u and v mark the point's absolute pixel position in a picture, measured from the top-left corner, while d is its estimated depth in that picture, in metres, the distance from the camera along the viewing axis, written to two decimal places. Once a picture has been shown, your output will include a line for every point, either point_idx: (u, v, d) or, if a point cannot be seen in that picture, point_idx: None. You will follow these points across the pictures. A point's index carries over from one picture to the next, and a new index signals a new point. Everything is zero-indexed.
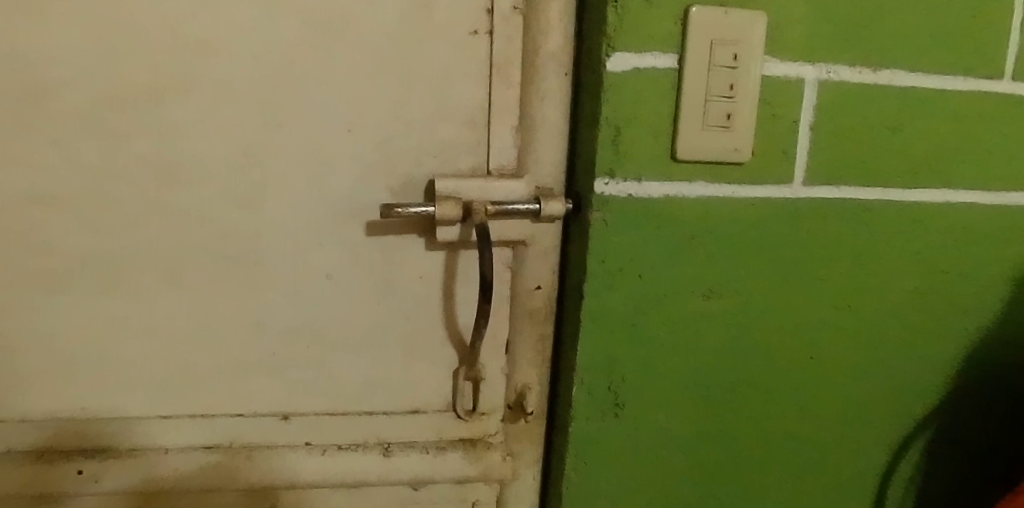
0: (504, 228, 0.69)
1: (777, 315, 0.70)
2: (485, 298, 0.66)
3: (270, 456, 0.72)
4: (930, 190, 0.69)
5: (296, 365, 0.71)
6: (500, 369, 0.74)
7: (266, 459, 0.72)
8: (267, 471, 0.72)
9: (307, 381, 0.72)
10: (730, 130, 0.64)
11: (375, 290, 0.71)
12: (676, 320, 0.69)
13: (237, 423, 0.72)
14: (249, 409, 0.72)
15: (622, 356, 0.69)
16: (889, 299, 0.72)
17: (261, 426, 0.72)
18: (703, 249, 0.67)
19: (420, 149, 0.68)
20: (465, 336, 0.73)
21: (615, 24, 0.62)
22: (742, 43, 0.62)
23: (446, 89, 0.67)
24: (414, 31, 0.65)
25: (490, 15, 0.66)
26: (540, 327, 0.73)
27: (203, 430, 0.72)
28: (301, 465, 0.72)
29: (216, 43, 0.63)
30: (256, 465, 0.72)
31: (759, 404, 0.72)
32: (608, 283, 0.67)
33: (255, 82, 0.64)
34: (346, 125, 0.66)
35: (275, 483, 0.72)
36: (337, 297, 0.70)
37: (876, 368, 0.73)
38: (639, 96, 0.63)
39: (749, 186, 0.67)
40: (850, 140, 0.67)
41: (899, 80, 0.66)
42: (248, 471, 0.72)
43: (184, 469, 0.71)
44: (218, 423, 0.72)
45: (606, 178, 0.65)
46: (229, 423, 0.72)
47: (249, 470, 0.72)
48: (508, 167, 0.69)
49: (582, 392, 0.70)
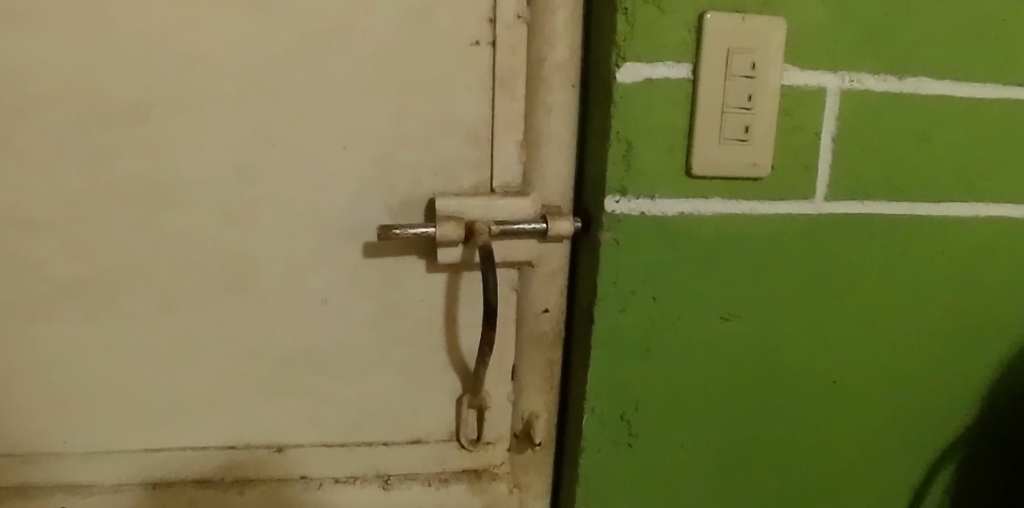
0: (510, 249, 0.65)
1: (801, 338, 0.66)
2: (489, 324, 0.62)
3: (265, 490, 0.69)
4: (960, 204, 0.66)
5: (291, 394, 0.68)
6: (506, 396, 0.70)
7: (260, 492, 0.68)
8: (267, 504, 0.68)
9: (302, 412, 0.68)
10: (748, 143, 0.60)
11: (374, 314, 0.67)
12: (693, 344, 0.65)
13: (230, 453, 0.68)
14: (242, 439, 0.68)
15: (636, 383, 0.65)
16: (918, 319, 0.68)
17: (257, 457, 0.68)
18: (721, 269, 0.64)
19: (420, 167, 0.64)
20: (469, 362, 0.69)
21: (625, 32, 0.58)
22: (759, 51, 0.59)
23: (447, 103, 0.63)
24: (413, 43, 0.62)
25: (492, 24, 0.62)
26: (548, 352, 0.69)
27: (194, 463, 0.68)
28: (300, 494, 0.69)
29: (203, 56, 0.60)
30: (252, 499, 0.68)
31: (784, 431, 0.68)
32: (620, 306, 0.63)
33: (246, 98, 0.61)
34: (342, 142, 0.63)
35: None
36: (334, 323, 0.67)
37: (905, 392, 0.69)
38: (652, 109, 0.60)
39: (769, 202, 0.63)
40: (876, 152, 0.63)
41: (927, 88, 0.63)
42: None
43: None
44: (206, 453, 0.68)
45: (616, 196, 0.61)
46: (221, 452, 0.68)
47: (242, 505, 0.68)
48: (512, 185, 0.65)
49: (592, 422, 0.66)
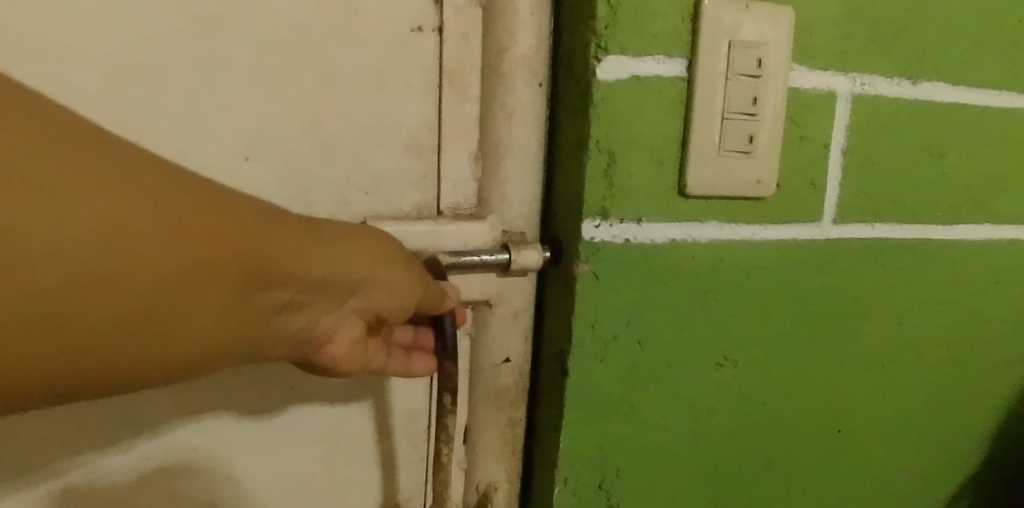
0: (462, 288, 0.51)
1: (809, 380, 0.57)
2: (444, 349, 0.44)
3: (268, 323, 0.38)
4: (973, 226, 0.59)
5: (180, 485, 0.48)
6: (457, 463, 0.55)
7: (274, 328, 0.39)
8: (329, 265, 0.39)
9: (203, 456, 0.49)
10: (752, 156, 0.50)
11: (284, 386, 0.50)
12: (683, 396, 0.54)
13: (97, 446, 0.46)
14: (127, 437, 0.47)
15: (619, 445, 0.53)
16: (929, 357, 0.60)
17: (165, 400, 0.47)
18: (720, 305, 0.53)
19: (347, 183, 0.49)
20: (413, 425, 0.53)
21: (607, 18, 0.47)
22: (766, 46, 0.49)
23: (385, 104, 0.49)
24: (341, 25, 0.47)
25: (439, 7, 0.49)
26: (510, 410, 0.55)
27: (28, 470, 0.45)
28: (344, 359, 0.43)
29: (47, 38, 0.42)
30: (252, 299, 0.36)
31: (785, 488, 0.59)
32: (599, 355, 0.51)
33: (110, 91, 0.43)
34: (245, 151, 0.47)
35: (306, 339, 0.41)
36: (235, 394, 0.49)
37: (914, 438, 0.62)
38: (639, 112, 0.49)
39: (771, 225, 0.53)
40: (887, 169, 0.55)
41: (941, 94, 0.56)
42: (224, 354, 0.36)
43: (29, 170, 0.28)
44: (59, 448, 0.45)
45: (596, 219, 0.49)
46: (82, 468, 0.46)
47: (237, 318, 0.36)
48: (465, 206, 0.52)
49: (566, 496, 0.53)
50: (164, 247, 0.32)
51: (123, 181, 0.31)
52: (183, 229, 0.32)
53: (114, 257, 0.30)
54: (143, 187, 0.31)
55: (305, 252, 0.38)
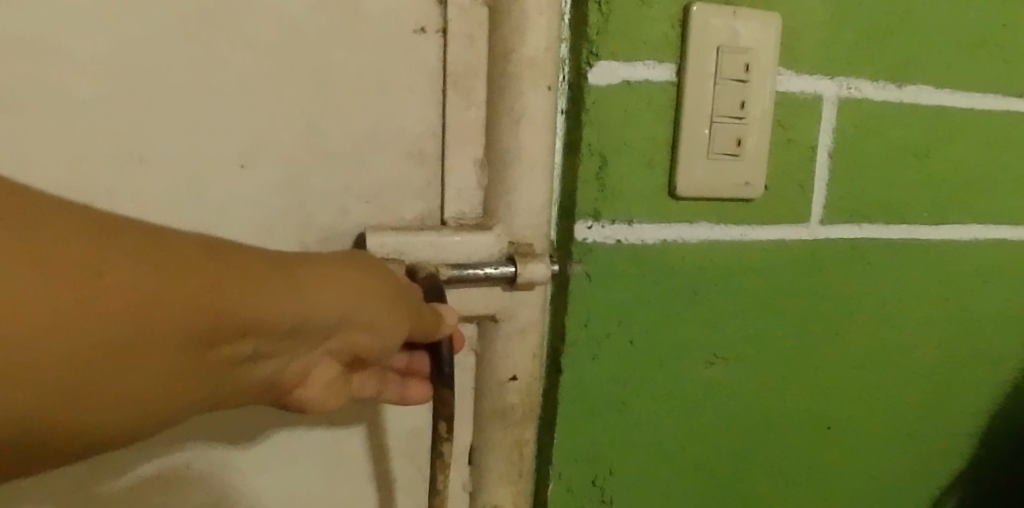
0: (467, 302, 0.50)
1: (798, 378, 0.58)
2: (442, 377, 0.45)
3: (242, 372, 0.37)
4: (959, 226, 0.61)
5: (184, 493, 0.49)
6: (461, 485, 0.54)
7: (247, 377, 0.37)
8: (308, 314, 0.37)
9: (206, 467, 0.49)
10: (740, 159, 0.52)
11: None
12: (675, 393, 0.55)
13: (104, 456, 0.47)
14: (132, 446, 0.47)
15: (612, 441, 0.54)
16: (917, 355, 0.62)
17: None
18: (710, 305, 0.55)
19: (347, 191, 0.50)
20: (420, 435, 0.54)
21: (599, 24, 0.48)
22: (753, 52, 0.50)
23: (385, 110, 0.50)
24: (340, 29, 0.48)
25: (440, 11, 0.50)
26: (516, 430, 0.53)
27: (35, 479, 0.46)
28: (322, 400, 0.44)
29: (55, 43, 0.43)
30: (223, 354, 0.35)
31: (776, 484, 0.60)
32: (592, 353, 0.53)
33: (113, 95, 0.45)
34: (239, 159, 0.48)
35: (281, 377, 0.40)
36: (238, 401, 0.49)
37: (903, 435, 0.63)
38: (631, 116, 0.50)
39: (761, 226, 0.55)
40: (874, 171, 0.57)
41: (926, 97, 0.57)
42: (197, 410, 0.35)
43: None
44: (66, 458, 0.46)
45: (588, 221, 0.51)
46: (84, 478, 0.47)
47: (207, 377, 0.34)
48: (469, 216, 0.53)
49: (561, 491, 0.54)
50: (127, 314, 0.30)
51: (69, 248, 0.29)
52: (138, 293, 0.31)
53: (70, 331, 0.29)
54: (99, 252, 0.30)
55: (286, 302, 0.36)
